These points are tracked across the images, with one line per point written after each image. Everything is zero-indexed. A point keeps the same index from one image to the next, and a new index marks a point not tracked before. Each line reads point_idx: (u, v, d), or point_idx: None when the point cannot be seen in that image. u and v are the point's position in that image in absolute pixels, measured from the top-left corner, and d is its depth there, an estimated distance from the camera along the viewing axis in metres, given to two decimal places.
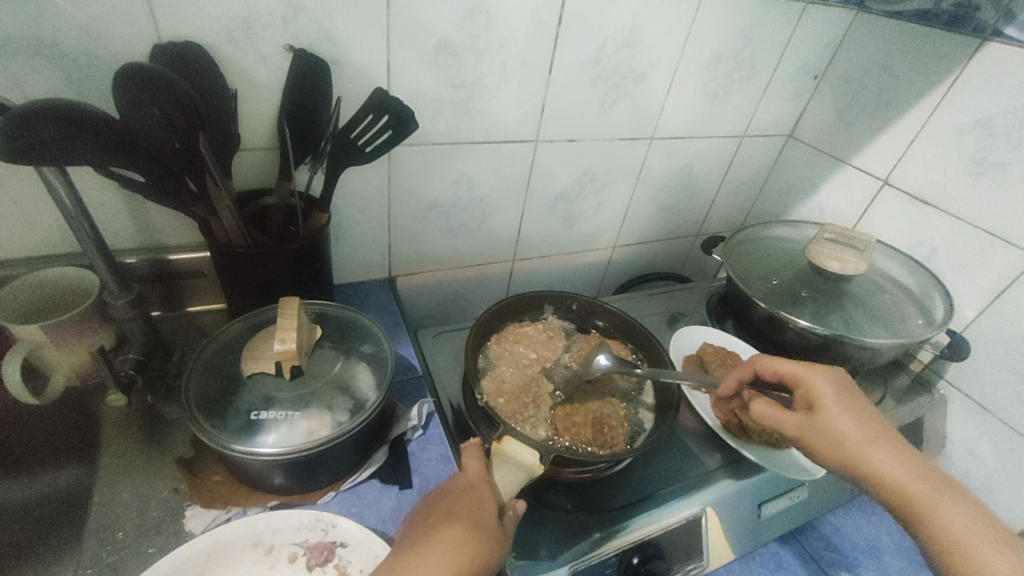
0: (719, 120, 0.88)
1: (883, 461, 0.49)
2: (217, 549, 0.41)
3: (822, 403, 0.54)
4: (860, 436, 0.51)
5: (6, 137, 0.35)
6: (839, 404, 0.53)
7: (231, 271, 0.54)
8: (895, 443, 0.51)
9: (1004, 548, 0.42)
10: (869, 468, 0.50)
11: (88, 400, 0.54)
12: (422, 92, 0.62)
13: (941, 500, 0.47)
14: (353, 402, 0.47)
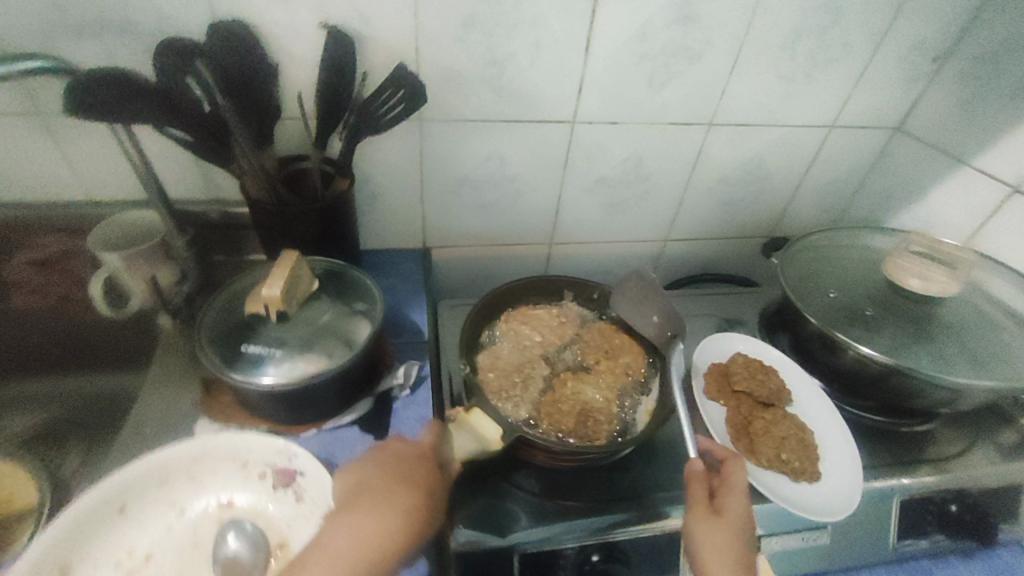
0: (798, 108, 0.78)
1: (704, 533, 0.49)
2: (202, 455, 0.48)
3: (709, 555, 0.48)
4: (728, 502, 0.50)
5: (76, 97, 0.43)
6: (738, 556, 0.48)
7: (263, 224, 0.61)
8: (733, 522, 0.49)
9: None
10: (704, 519, 0.49)
11: (150, 322, 0.64)
12: (451, 67, 0.64)
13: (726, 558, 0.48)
14: (334, 351, 0.52)
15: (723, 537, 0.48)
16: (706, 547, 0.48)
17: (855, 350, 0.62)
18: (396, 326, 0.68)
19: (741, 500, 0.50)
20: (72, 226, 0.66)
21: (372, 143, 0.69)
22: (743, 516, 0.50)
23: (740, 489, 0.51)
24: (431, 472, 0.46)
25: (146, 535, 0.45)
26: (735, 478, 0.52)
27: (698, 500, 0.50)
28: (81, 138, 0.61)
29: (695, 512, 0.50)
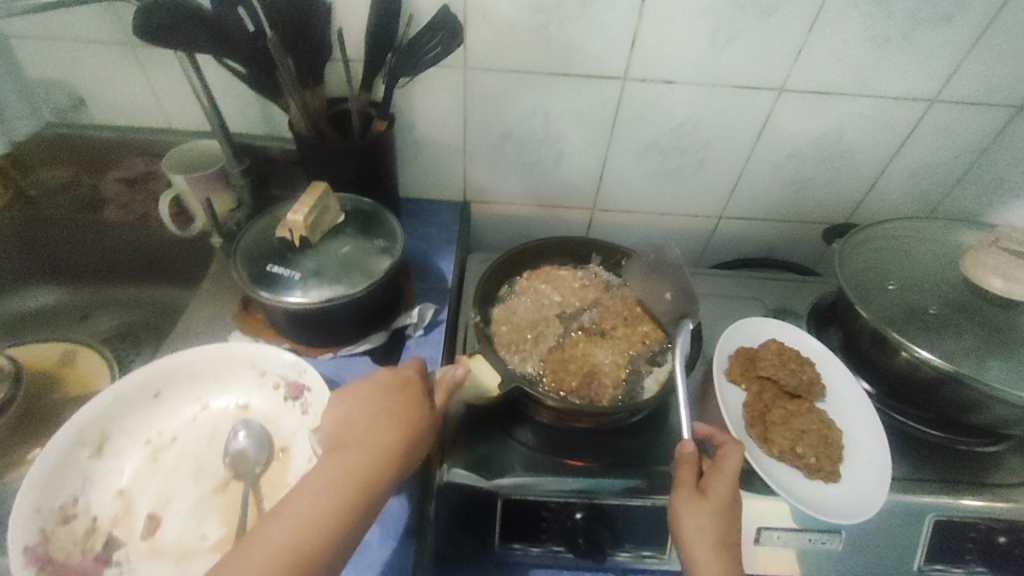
0: (891, 76, 0.68)
1: (692, 516, 0.47)
2: (226, 359, 0.54)
3: (693, 534, 0.46)
4: (719, 486, 0.48)
5: (144, 23, 0.47)
6: (722, 538, 0.46)
7: (307, 160, 0.65)
8: (722, 506, 0.47)
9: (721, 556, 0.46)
10: (693, 500, 0.47)
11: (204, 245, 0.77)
12: (497, 12, 0.63)
13: (712, 541, 0.46)
14: (349, 281, 0.54)
15: (710, 518, 0.46)
16: (689, 526, 0.46)
17: (913, 354, 0.54)
18: (422, 272, 0.70)
19: (731, 483, 0.48)
20: (151, 149, 0.75)
21: (418, 89, 0.70)
22: (730, 499, 0.48)
23: (732, 473, 0.49)
24: (422, 410, 0.46)
25: (174, 419, 0.51)
26: (727, 463, 0.49)
27: (686, 480, 0.48)
28: (165, 69, 0.68)
29: (683, 492, 0.48)
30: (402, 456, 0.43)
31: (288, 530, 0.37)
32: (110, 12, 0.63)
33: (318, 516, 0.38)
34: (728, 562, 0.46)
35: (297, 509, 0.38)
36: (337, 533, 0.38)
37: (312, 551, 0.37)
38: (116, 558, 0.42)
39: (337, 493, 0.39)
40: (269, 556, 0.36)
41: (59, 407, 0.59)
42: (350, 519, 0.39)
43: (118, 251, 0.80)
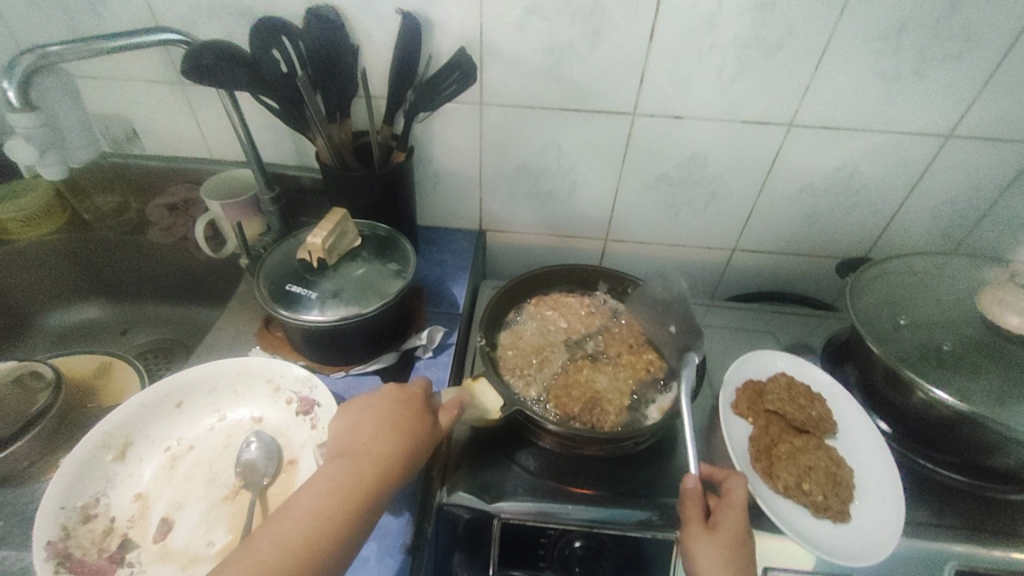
0: (902, 112, 0.68)
1: (702, 553, 0.46)
2: (244, 374, 0.57)
3: (705, 570, 0.45)
4: (727, 521, 0.47)
5: (192, 63, 0.52)
6: (739, 574, 0.45)
7: (331, 188, 0.69)
8: (733, 540, 0.46)
9: None
10: (700, 536, 0.46)
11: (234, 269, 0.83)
12: (511, 53, 0.67)
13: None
14: (362, 301, 0.57)
15: (723, 553, 0.45)
16: (703, 564, 0.45)
17: (928, 393, 0.52)
18: (435, 296, 0.73)
19: (741, 516, 0.47)
20: (194, 177, 0.81)
21: (437, 124, 0.74)
22: (742, 533, 0.47)
23: (739, 505, 0.48)
24: (424, 421, 0.47)
25: (192, 429, 0.54)
26: (733, 496, 0.49)
27: (694, 515, 0.48)
28: (210, 106, 0.74)
29: (692, 529, 0.47)
30: (404, 462, 0.44)
31: (294, 528, 0.38)
32: (166, 55, 0.69)
33: (321, 515, 0.39)
34: None
35: (302, 509, 0.39)
36: (340, 534, 0.39)
37: (315, 550, 0.38)
38: (129, 559, 0.44)
39: (342, 496, 0.40)
40: (272, 551, 0.37)
41: (91, 415, 0.62)
42: (352, 521, 0.40)
43: (159, 272, 0.86)
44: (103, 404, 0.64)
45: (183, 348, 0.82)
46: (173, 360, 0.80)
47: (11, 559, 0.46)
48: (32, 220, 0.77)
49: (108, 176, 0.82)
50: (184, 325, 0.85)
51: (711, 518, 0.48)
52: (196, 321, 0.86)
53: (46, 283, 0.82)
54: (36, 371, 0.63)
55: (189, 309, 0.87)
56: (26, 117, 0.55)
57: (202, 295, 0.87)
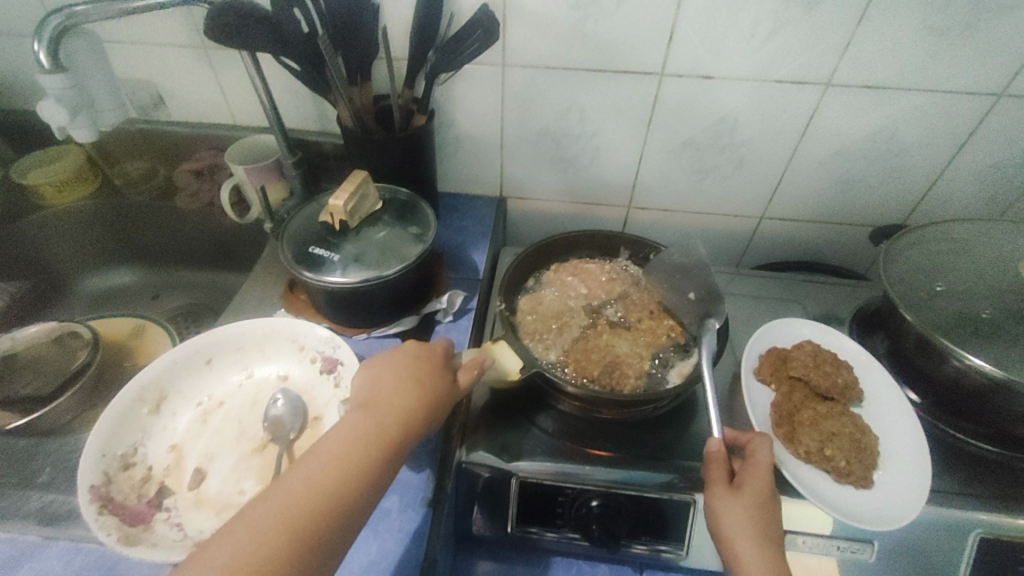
0: (952, 69, 0.64)
1: (728, 514, 0.46)
2: (269, 333, 0.58)
3: (732, 530, 0.45)
4: (753, 483, 0.47)
5: (213, 18, 0.51)
6: (763, 533, 0.45)
7: (352, 152, 0.69)
8: (759, 501, 0.46)
9: (766, 549, 0.45)
10: (726, 497, 0.46)
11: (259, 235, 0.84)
12: (535, 10, 0.64)
13: (752, 538, 0.45)
14: (383, 263, 0.57)
15: (747, 512, 0.46)
16: (729, 523, 0.46)
17: (963, 361, 0.50)
18: (456, 262, 0.73)
19: (766, 478, 0.47)
20: (218, 143, 0.82)
21: (457, 86, 0.73)
22: (767, 493, 0.47)
23: (764, 466, 0.48)
24: (444, 377, 0.48)
25: (221, 385, 0.56)
26: (758, 458, 0.48)
27: (718, 476, 0.47)
28: (232, 70, 0.74)
29: (716, 490, 0.47)
30: (425, 414, 0.45)
31: (323, 471, 0.39)
32: (188, 17, 0.69)
33: (348, 460, 0.40)
34: (772, 556, 0.45)
35: (329, 453, 0.40)
36: (367, 479, 0.40)
37: (344, 492, 0.39)
38: (166, 504, 0.46)
39: (366, 442, 0.41)
40: (303, 492, 0.38)
41: (127, 373, 0.65)
42: (378, 467, 0.41)
43: (187, 238, 0.88)
44: (138, 362, 0.66)
45: (212, 312, 0.84)
46: (202, 323, 0.82)
47: (59, 502, 0.49)
48: (66, 185, 0.80)
49: (136, 142, 0.83)
50: (213, 290, 0.88)
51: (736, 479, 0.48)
52: (224, 286, 0.88)
53: (81, 246, 0.85)
54: (74, 332, 0.66)
55: (217, 274, 0.89)
56: (55, 78, 0.55)
57: (228, 260, 0.89)
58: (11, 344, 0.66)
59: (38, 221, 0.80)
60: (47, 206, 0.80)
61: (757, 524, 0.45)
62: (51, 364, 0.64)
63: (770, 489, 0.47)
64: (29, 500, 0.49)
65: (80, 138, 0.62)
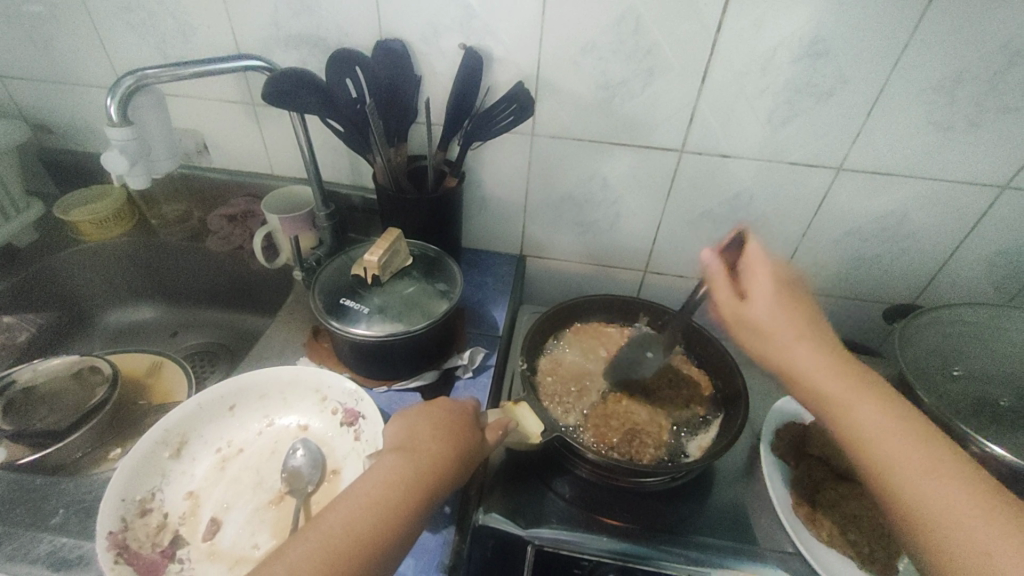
0: (958, 162, 0.67)
1: (809, 364, 0.45)
2: (292, 381, 0.59)
3: (812, 374, 0.45)
4: (786, 328, 0.46)
5: (274, 82, 0.55)
6: (811, 335, 0.46)
7: (387, 210, 0.72)
8: (822, 340, 0.46)
9: (868, 393, 0.44)
10: (792, 366, 0.46)
11: (285, 281, 0.86)
12: (566, 88, 0.69)
13: (855, 397, 0.43)
14: (411, 318, 0.59)
15: (770, 317, 0.47)
16: (804, 366, 0.45)
17: (982, 446, 0.49)
18: (477, 318, 0.75)
19: (770, 275, 0.49)
20: (254, 191, 0.86)
21: (488, 151, 0.77)
22: (782, 296, 0.47)
23: (764, 270, 0.49)
24: (473, 433, 0.49)
25: (241, 432, 0.56)
26: (755, 265, 0.49)
27: (727, 286, 0.50)
28: (276, 126, 0.79)
29: (727, 302, 0.49)
30: (455, 465, 0.45)
31: (361, 514, 0.39)
32: (241, 79, 0.75)
33: (382, 504, 0.40)
34: (849, 371, 0.45)
35: (364, 495, 0.40)
36: (399, 525, 0.40)
37: (377, 539, 0.39)
38: (179, 555, 0.46)
39: (400, 488, 0.42)
40: (341, 535, 0.38)
41: (144, 412, 0.65)
42: (411, 515, 0.41)
43: (211, 279, 0.90)
44: (155, 402, 0.67)
45: (231, 354, 0.85)
46: (221, 365, 0.84)
47: (69, 546, 0.49)
48: (103, 224, 0.83)
49: (176, 186, 0.87)
50: (234, 331, 0.89)
51: (742, 287, 0.50)
52: (245, 327, 0.89)
53: (109, 280, 0.88)
54: (93, 366, 0.67)
55: (238, 316, 0.91)
56: (121, 130, 0.59)
57: (250, 303, 0.90)
58: (31, 376, 0.66)
59: (72, 255, 0.83)
60: (83, 241, 0.84)
61: (808, 337, 0.46)
62: (69, 398, 0.64)
63: (781, 288, 0.48)
64: (39, 542, 0.48)
65: (133, 184, 0.64)
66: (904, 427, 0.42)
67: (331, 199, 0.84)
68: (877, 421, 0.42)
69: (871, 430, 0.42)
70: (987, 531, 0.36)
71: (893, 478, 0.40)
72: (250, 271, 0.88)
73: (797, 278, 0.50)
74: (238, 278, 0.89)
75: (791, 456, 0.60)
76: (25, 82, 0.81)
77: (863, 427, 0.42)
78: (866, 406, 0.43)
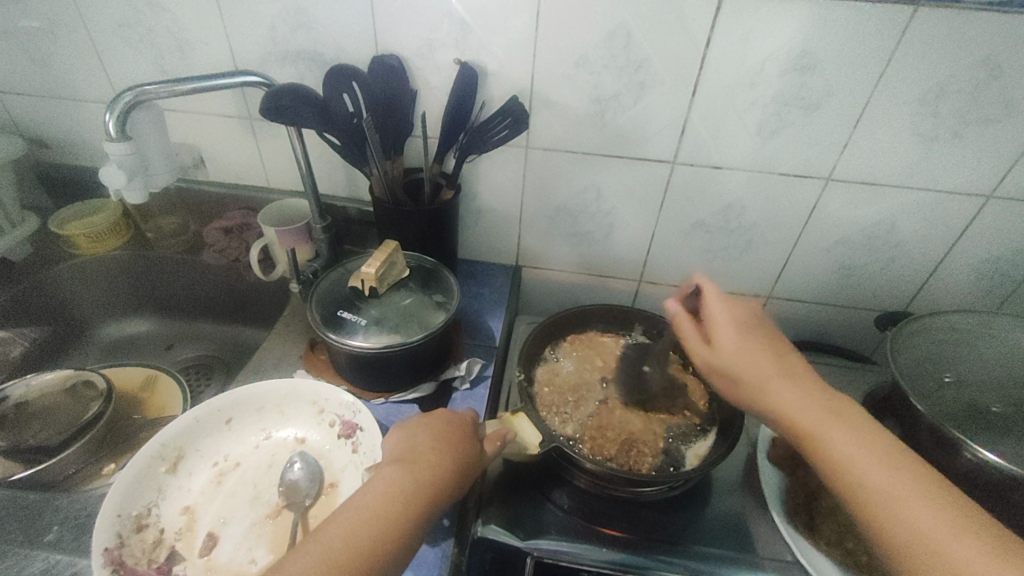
0: (944, 173, 0.69)
1: (785, 400, 0.47)
2: (289, 394, 0.59)
3: (790, 409, 0.46)
4: (753, 369, 0.48)
5: (271, 99, 0.56)
6: (780, 371, 0.48)
7: (384, 222, 0.73)
8: (793, 375, 0.48)
9: (846, 422, 0.45)
10: (772, 403, 0.47)
11: (282, 294, 0.86)
12: (559, 102, 0.70)
13: (834, 426, 0.45)
14: (408, 330, 0.59)
15: (732, 357, 0.49)
16: (782, 401, 0.47)
17: (975, 454, 0.50)
18: (473, 329, 0.75)
19: (730, 318, 0.52)
20: (250, 204, 0.86)
21: (483, 163, 0.78)
22: (743, 335, 0.50)
23: (722, 313, 0.52)
24: (473, 445, 0.49)
25: (238, 445, 0.56)
26: (710, 309, 0.53)
27: (692, 334, 0.53)
28: (273, 140, 0.80)
29: (695, 351, 0.52)
30: (454, 477, 0.45)
31: (361, 526, 0.39)
32: (238, 94, 0.75)
33: (382, 516, 0.40)
34: (825, 402, 0.46)
35: (364, 507, 0.41)
36: (399, 538, 0.40)
37: (377, 552, 0.39)
38: (176, 571, 0.46)
39: (398, 501, 0.41)
40: (341, 547, 0.38)
41: (138, 427, 0.65)
42: (410, 527, 0.41)
43: (206, 292, 0.90)
44: (150, 416, 0.66)
45: (226, 367, 0.85)
46: (216, 378, 0.83)
47: (64, 563, 0.48)
48: (98, 237, 0.83)
49: (172, 199, 0.87)
50: (229, 344, 0.89)
51: (707, 332, 0.53)
52: (239, 340, 0.89)
53: (104, 293, 0.88)
54: (88, 380, 0.66)
55: (233, 329, 0.90)
56: (119, 145, 0.60)
57: (244, 316, 0.90)
58: (25, 391, 0.66)
59: (67, 269, 0.83)
60: (77, 255, 0.83)
61: (779, 374, 0.48)
62: (63, 413, 0.64)
63: (741, 329, 0.51)
64: (33, 560, 0.48)
65: (130, 198, 0.65)
66: (885, 453, 0.43)
67: (327, 212, 0.84)
68: (855, 449, 0.43)
69: (851, 457, 0.43)
70: (969, 555, 0.37)
71: (877, 501, 0.41)
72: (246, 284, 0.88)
73: (758, 316, 0.53)
74: (232, 290, 0.89)
75: (788, 463, 0.61)
76: (22, 97, 0.82)
77: (844, 455, 0.43)
78: (844, 434, 0.44)
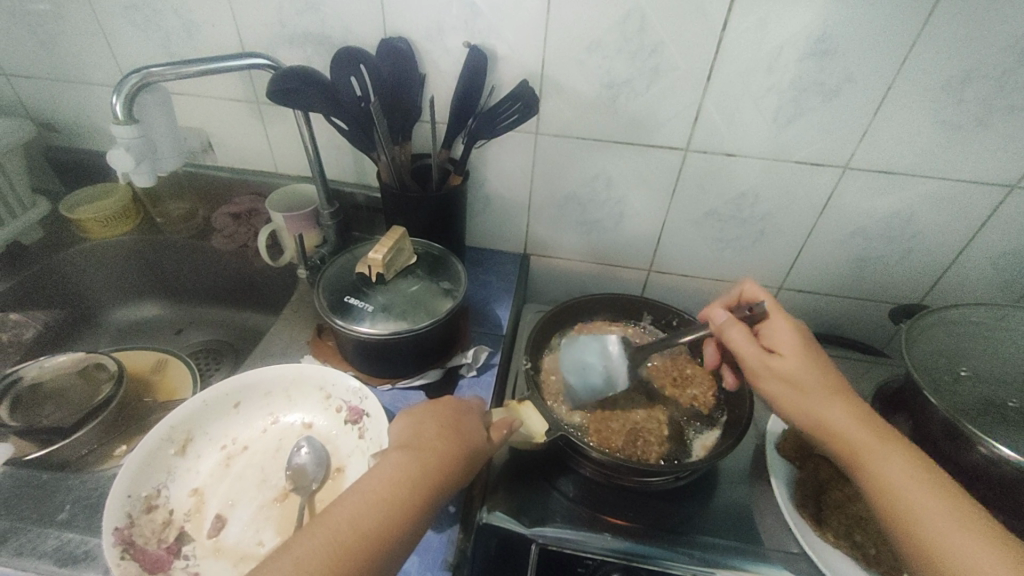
0: (967, 162, 0.67)
1: (840, 420, 0.45)
2: (297, 379, 0.59)
3: (844, 430, 0.45)
4: (814, 384, 0.47)
5: (279, 83, 0.55)
6: (838, 391, 0.47)
7: (391, 208, 0.72)
8: (847, 396, 0.47)
9: (896, 446, 0.44)
10: (826, 421, 0.46)
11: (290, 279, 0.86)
12: (570, 87, 0.69)
13: (882, 449, 0.44)
14: (416, 318, 0.59)
15: (799, 369, 0.48)
16: (836, 421, 0.45)
17: (988, 447, 0.49)
18: (481, 316, 0.75)
19: (794, 333, 0.50)
20: (258, 190, 0.86)
21: (492, 149, 0.77)
22: (807, 352, 0.49)
23: (787, 327, 0.50)
24: (480, 432, 0.49)
25: (247, 429, 0.56)
26: (774, 319, 0.52)
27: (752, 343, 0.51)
28: (280, 125, 0.79)
29: (753, 358, 0.50)
30: (460, 463, 0.45)
31: (368, 512, 0.39)
32: (245, 77, 0.75)
33: (389, 500, 0.40)
34: (875, 426, 0.46)
35: (371, 491, 0.41)
36: (404, 523, 0.40)
37: (386, 538, 0.39)
38: (185, 552, 0.46)
39: (404, 486, 0.41)
40: (348, 531, 0.38)
41: (149, 409, 0.65)
42: (416, 513, 0.41)
43: (214, 278, 0.90)
44: (160, 399, 0.67)
45: (234, 351, 0.86)
46: (225, 362, 0.84)
47: (76, 542, 0.49)
48: (108, 222, 0.83)
49: (181, 184, 0.87)
50: (237, 329, 0.90)
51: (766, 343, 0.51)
52: (248, 326, 0.90)
53: (114, 278, 0.88)
54: (100, 363, 0.67)
55: (241, 314, 0.91)
56: (127, 128, 0.60)
57: (252, 301, 0.91)
58: (38, 371, 0.66)
59: (78, 253, 0.84)
60: (88, 239, 0.84)
61: (836, 393, 0.47)
62: (75, 396, 0.65)
63: (805, 345, 0.49)
64: (46, 538, 0.49)
65: (139, 182, 0.65)
66: (930, 479, 0.42)
67: (336, 197, 0.84)
68: (903, 474, 0.43)
69: (899, 481, 0.42)
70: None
71: (921, 522, 0.40)
72: (254, 270, 0.88)
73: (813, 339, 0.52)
74: (241, 276, 0.89)
75: (797, 455, 0.60)
76: (31, 80, 0.82)
77: (891, 477, 0.43)
78: (891, 459, 0.43)
